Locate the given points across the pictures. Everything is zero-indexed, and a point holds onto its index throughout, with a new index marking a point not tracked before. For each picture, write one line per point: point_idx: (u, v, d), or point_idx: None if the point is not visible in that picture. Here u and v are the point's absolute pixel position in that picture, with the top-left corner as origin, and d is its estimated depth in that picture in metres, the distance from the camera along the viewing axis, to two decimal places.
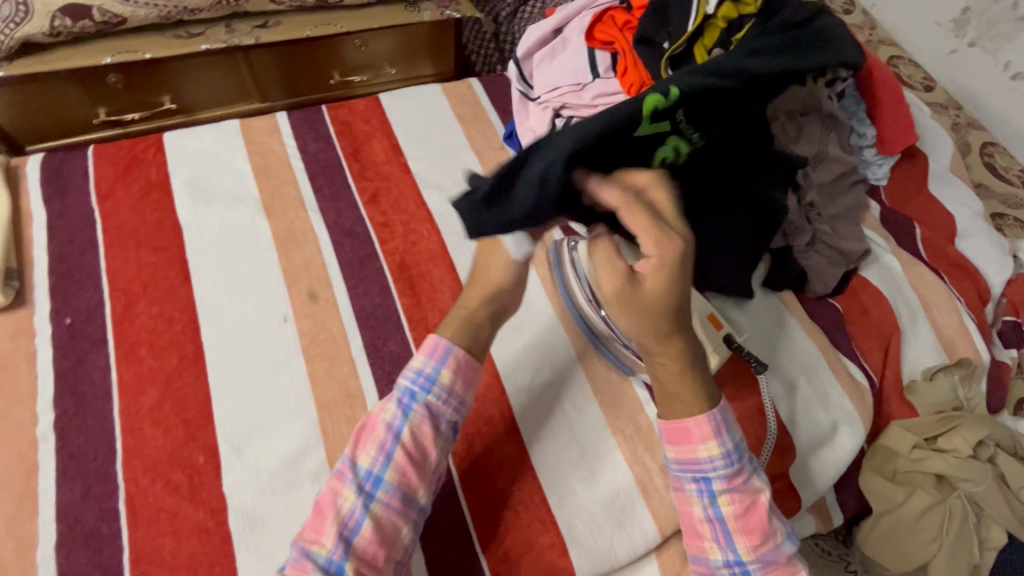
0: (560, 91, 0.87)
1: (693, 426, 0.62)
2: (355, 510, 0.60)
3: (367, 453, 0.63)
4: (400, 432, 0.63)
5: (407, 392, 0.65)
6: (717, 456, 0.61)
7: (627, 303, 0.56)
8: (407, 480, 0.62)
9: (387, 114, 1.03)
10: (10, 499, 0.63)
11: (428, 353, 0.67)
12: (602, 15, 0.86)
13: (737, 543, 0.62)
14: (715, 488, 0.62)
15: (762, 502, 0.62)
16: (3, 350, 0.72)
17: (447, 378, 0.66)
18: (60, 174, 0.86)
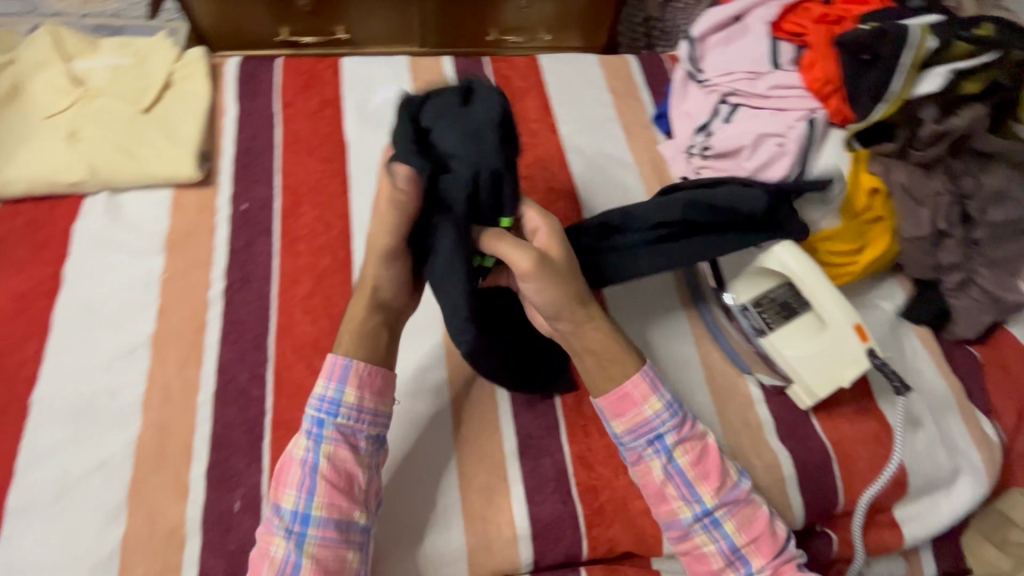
0: (733, 77, 0.86)
1: (631, 389, 0.67)
2: (288, 553, 0.58)
3: (287, 493, 0.60)
4: (315, 465, 0.61)
5: (313, 422, 0.63)
6: (661, 410, 0.67)
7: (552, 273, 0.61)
8: (338, 507, 0.61)
9: (544, 74, 1.03)
10: (184, 346, 0.72)
11: (326, 376, 0.65)
12: (795, 6, 0.85)
13: (701, 493, 0.65)
14: (669, 443, 0.66)
15: (712, 445, 0.67)
16: (190, 220, 0.81)
17: (352, 396, 0.64)
18: (253, 77, 0.95)
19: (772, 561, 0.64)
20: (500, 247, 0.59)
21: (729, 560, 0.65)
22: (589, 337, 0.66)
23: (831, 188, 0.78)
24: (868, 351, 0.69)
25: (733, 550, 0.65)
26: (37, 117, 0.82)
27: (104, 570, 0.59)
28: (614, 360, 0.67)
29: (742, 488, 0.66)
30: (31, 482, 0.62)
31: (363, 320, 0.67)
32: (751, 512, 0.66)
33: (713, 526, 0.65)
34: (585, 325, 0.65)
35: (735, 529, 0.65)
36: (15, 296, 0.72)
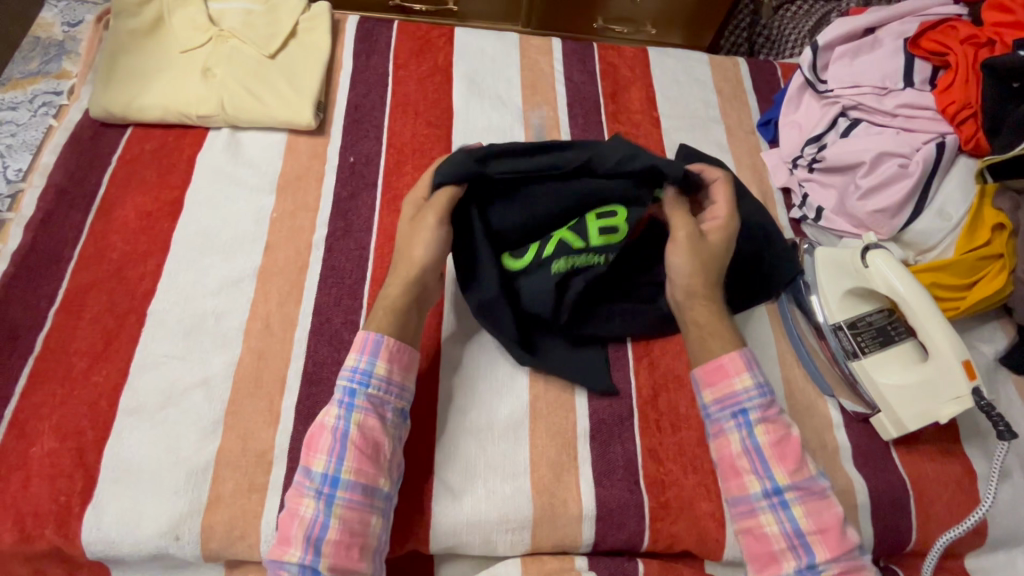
0: (860, 90, 0.84)
1: (727, 362, 0.68)
2: (318, 515, 0.58)
3: (318, 457, 0.61)
4: (346, 432, 0.61)
5: (346, 391, 0.63)
6: (751, 387, 0.67)
7: (701, 248, 0.72)
8: (365, 473, 0.60)
9: (652, 66, 1.02)
10: (286, 283, 0.75)
11: (360, 349, 0.65)
12: (938, 25, 0.82)
13: (775, 471, 0.64)
14: (752, 419, 0.66)
15: (794, 434, 0.66)
16: (302, 165, 0.84)
17: (382, 368, 0.65)
18: (370, 37, 0.97)
19: (836, 557, 0.61)
20: (671, 215, 0.73)
21: (792, 543, 0.62)
22: (696, 314, 0.72)
23: (952, 218, 0.76)
24: (974, 389, 0.66)
25: (797, 534, 0.62)
26: (175, 50, 0.87)
27: (198, 479, 0.62)
28: (721, 337, 0.70)
29: (819, 482, 0.65)
30: (142, 386, 0.66)
31: (397, 296, 0.69)
32: (821, 506, 0.63)
33: (780, 506, 0.63)
34: (699, 298, 0.72)
35: (803, 514, 0.63)
36: (141, 214, 0.77)
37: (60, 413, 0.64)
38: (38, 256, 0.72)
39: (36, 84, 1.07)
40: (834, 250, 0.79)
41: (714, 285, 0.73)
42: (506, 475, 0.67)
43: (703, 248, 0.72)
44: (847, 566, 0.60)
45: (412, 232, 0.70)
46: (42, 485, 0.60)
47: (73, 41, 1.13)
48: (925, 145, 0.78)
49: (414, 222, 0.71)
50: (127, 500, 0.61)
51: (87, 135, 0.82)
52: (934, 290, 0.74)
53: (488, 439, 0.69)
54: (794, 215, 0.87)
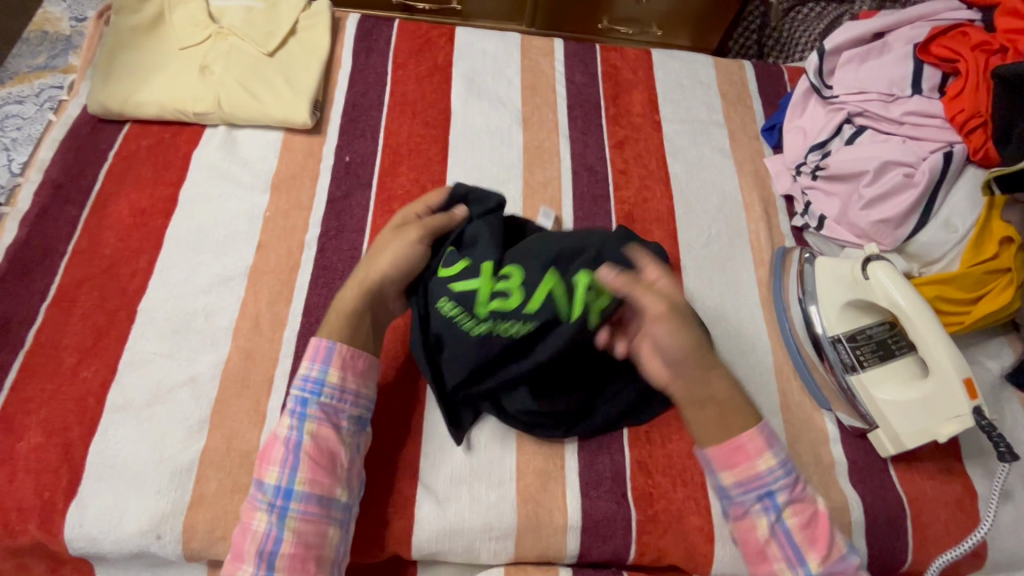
0: (866, 97, 0.82)
1: (746, 440, 0.63)
2: (270, 529, 0.58)
3: (271, 469, 0.60)
4: (298, 443, 0.61)
5: (298, 401, 0.63)
6: (776, 467, 0.62)
7: (681, 321, 0.62)
8: (318, 483, 0.60)
9: (655, 69, 1.00)
10: (277, 282, 0.74)
11: (312, 357, 0.65)
12: (949, 30, 0.80)
13: (807, 558, 0.60)
14: (780, 501, 0.61)
15: (823, 510, 0.62)
16: (296, 164, 0.83)
17: (336, 377, 0.64)
18: (370, 36, 0.97)
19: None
20: (634, 290, 0.61)
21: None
22: (717, 383, 0.64)
23: (958, 230, 0.74)
24: (974, 409, 0.64)
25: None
26: (175, 47, 0.87)
27: (181, 478, 0.62)
28: (734, 416, 0.64)
29: (852, 562, 0.60)
30: (130, 383, 0.66)
31: (351, 297, 0.67)
32: None
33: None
34: (707, 374, 0.63)
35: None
36: (135, 210, 0.77)
37: (48, 408, 0.64)
38: (32, 251, 0.73)
39: (42, 78, 1.09)
40: (837, 259, 0.77)
41: (711, 359, 0.64)
42: (491, 483, 0.66)
43: (683, 317, 0.62)
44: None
45: (391, 240, 0.70)
46: (28, 479, 0.61)
47: (79, 35, 1.15)
48: (932, 154, 0.75)
49: (396, 233, 0.71)
50: (111, 497, 0.61)
51: (85, 130, 0.82)
52: (937, 303, 0.72)
53: (475, 445, 0.69)
54: (796, 223, 0.85)
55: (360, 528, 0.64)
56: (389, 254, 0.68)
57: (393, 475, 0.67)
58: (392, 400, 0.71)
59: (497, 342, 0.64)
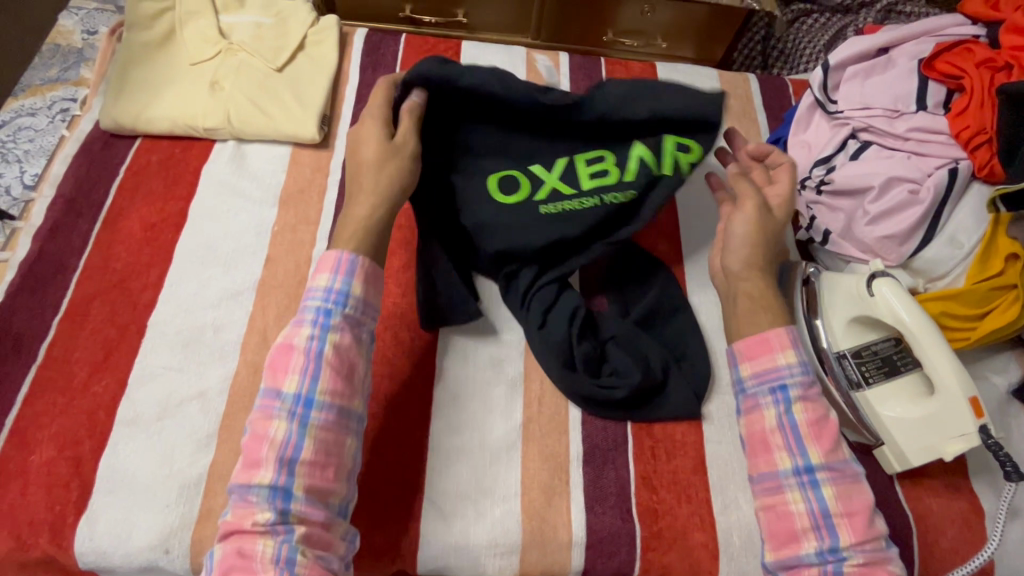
0: (871, 112, 0.82)
1: (772, 336, 0.64)
2: (291, 434, 0.56)
3: (291, 377, 0.58)
4: (320, 352, 0.59)
5: (319, 311, 0.61)
6: (794, 364, 0.63)
7: (766, 219, 0.71)
8: (339, 395, 0.59)
9: (660, 83, 1.01)
10: (286, 296, 0.75)
11: (332, 268, 0.63)
12: (954, 46, 0.80)
13: (809, 450, 0.60)
14: (791, 395, 0.62)
15: (832, 417, 0.63)
16: (305, 178, 0.85)
17: (360, 289, 0.63)
18: (378, 50, 0.98)
19: (862, 542, 0.57)
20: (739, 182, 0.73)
21: (816, 523, 0.58)
22: (744, 286, 0.69)
23: (963, 246, 0.74)
24: (980, 427, 0.64)
25: (823, 514, 0.58)
26: (185, 63, 0.89)
27: (189, 493, 0.63)
28: (767, 310, 0.67)
29: (853, 480, 0.60)
30: (140, 396, 0.67)
31: (366, 217, 0.67)
32: (852, 490, 0.59)
33: (809, 485, 0.59)
34: (750, 270, 0.69)
35: (832, 495, 0.58)
36: (146, 225, 0.78)
37: (60, 422, 0.65)
38: (44, 266, 0.74)
39: (54, 91, 1.11)
40: (841, 275, 0.76)
41: (768, 262, 0.70)
42: (497, 498, 0.67)
43: (766, 221, 0.71)
44: (872, 553, 0.57)
45: (382, 151, 0.69)
46: (39, 493, 0.61)
47: (91, 48, 1.17)
48: (937, 170, 0.76)
49: (388, 146, 0.69)
50: (121, 511, 0.61)
51: (97, 146, 0.84)
52: (943, 319, 0.72)
53: (481, 460, 0.69)
54: (800, 237, 0.84)
55: (368, 544, 0.65)
56: (390, 168, 0.68)
57: (398, 492, 0.67)
58: (396, 414, 0.71)
59: (598, 213, 0.74)
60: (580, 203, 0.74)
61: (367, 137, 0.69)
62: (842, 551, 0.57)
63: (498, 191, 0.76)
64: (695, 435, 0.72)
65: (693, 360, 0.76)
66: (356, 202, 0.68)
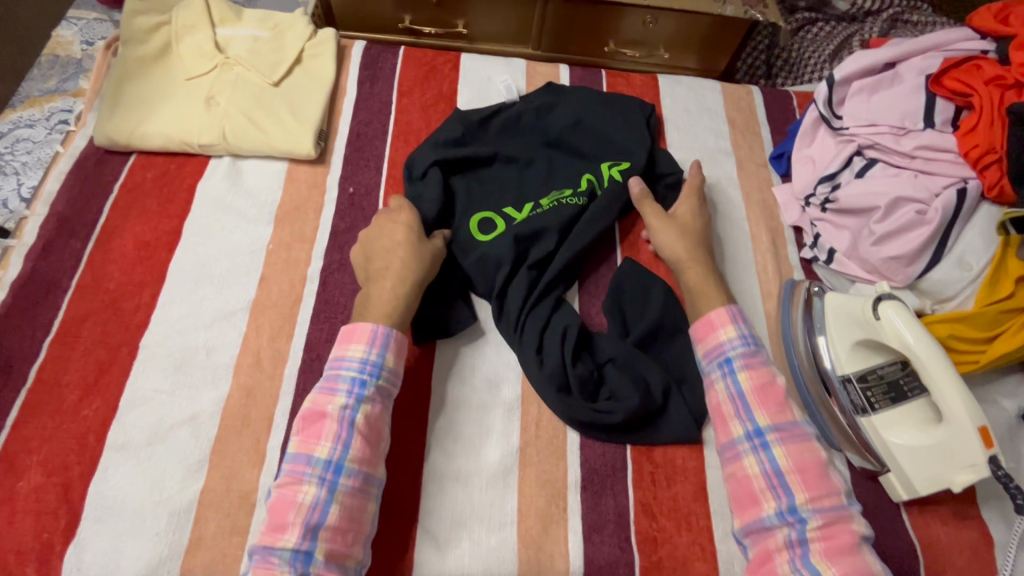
0: (876, 129, 0.80)
1: (712, 315, 0.71)
2: (318, 499, 0.58)
3: (322, 445, 0.60)
4: (353, 420, 0.61)
5: (354, 381, 0.63)
6: (736, 338, 0.69)
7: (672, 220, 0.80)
8: (367, 463, 0.61)
9: (661, 95, 0.99)
10: (279, 316, 0.74)
11: (367, 340, 0.66)
12: (962, 63, 0.78)
13: (756, 415, 0.65)
14: (736, 366, 0.68)
15: (779, 382, 0.67)
16: (301, 195, 0.83)
17: (391, 361, 0.66)
18: (375, 63, 0.97)
19: (817, 498, 0.60)
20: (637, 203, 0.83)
21: (771, 483, 0.62)
22: (686, 277, 0.76)
23: (972, 268, 0.72)
24: (990, 458, 0.61)
25: (776, 473, 0.62)
26: (181, 77, 0.88)
27: (179, 520, 0.62)
28: (706, 296, 0.74)
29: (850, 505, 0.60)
30: (130, 420, 0.66)
31: (389, 301, 0.69)
32: (802, 451, 0.63)
33: (760, 448, 0.64)
34: (684, 262, 0.77)
35: (783, 454, 0.63)
36: (140, 243, 0.77)
37: (49, 447, 0.64)
38: (36, 286, 0.73)
39: (52, 102, 1.10)
40: (846, 297, 0.74)
41: (698, 250, 0.78)
42: (493, 526, 0.65)
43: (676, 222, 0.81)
44: (829, 508, 0.60)
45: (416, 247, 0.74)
46: (27, 521, 0.60)
47: (90, 58, 1.16)
48: (945, 189, 0.74)
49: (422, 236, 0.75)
50: (109, 539, 0.60)
51: (92, 162, 0.83)
52: (951, 342, 0.70)
53: (476, 487, 0.67)
54: (805, 255, 0.84)
55: None
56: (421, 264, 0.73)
57: (392, 520, 0.65)
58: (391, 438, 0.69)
59: (562, 213, 0.81)
60: (544, 210, 0.81)
61: (403, 224, 0.75)
62: (801, 510, 0.60)
63: (476, 229, 0.81)
64: (695, 460, 0.71)
65: (693, 382, 0.74)
66: (384, 279, 0.71)
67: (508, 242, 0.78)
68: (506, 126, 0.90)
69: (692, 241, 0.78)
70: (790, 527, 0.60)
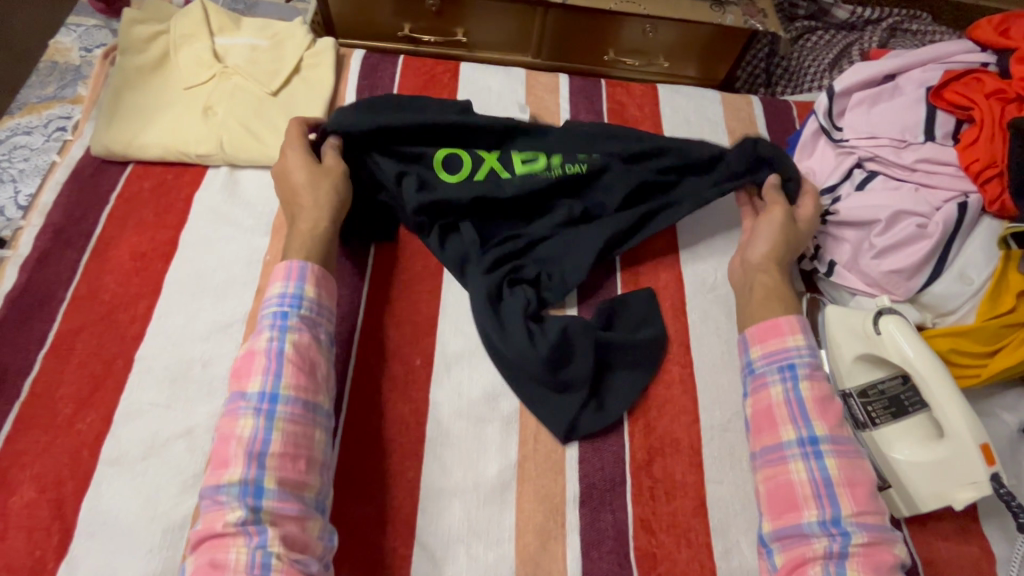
0: (877, 142, 0.79)
1: (783, 321, 0.70)
2: (258, 432, 0.57)
3: (254, 378, 0.60)
4: (280, 351, 0.62)
5: (276, 316, 0.64)
6: (803, 347, 0.68)
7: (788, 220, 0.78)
8: (303, 389, 0.61)
9: (661, 105, 0.99)
10: None
11: (285, 276, 0.66)
12: (963, 76, 0.78)
13: (813, 423, 0.63)
14: (799, 373, 0.66)
15: (836, 399, 0.66)
16: None
17: (312, 292, 0.66)
18: (375, 73, 0.96)
19: (863, 513, 0.59)
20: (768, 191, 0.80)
21: (818, 492, 0.60)
22: (761, 280, 0.75)
23: (973, 282, 0.72)
24: (991, 475, 0.61)
25: (825, 483, 0.60)
26: (179, 87, 0.87)
27: (173, 536, 0.61)
28: (779, 300, 0.72)
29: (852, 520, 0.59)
30: (125, 434, 0.66)
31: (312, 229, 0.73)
32: (855, 466, 0.61)
33: (812, 456, 0.62)
34: (768, 265, 0.76)
35: (835, 466, 0.61)
36: (136, 254, 0.76)
37: (42, 461, 0.63)
38: (31, 297, 0.73)
39: (51, 109, 1.10)
40: (847, 309, 0.74)
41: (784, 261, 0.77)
42: (490, 542, 0.65)
43: (793, 223, 0.78)
44: (872, 523, 0.58)
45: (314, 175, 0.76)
46: (19, 537, 0.60)
47: (88, 65, 1.16)
48: (946, 204, 0.74)
49: (317, 166, 0.76)
50: (102, 556, 0.59)
51: (88, 172, 0.82)
52: (952, 356, 0.70)
53: (474, 503, 0.67)
54: (805, 266, 0.82)
55: None
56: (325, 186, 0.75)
57: (388, 536, 0.64)
58: (385, 452, 0.69)
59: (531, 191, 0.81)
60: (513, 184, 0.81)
61: (295, 166, 0.76)
62: (844, 521, 0.58)
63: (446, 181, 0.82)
64: (695, 475, 0.70)
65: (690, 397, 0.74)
66: (302, 218, 0.73)
67: (464, 191, 0.79)
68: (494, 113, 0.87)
69: (788, 248, 0.77)
70: (830, 538, 0.58)
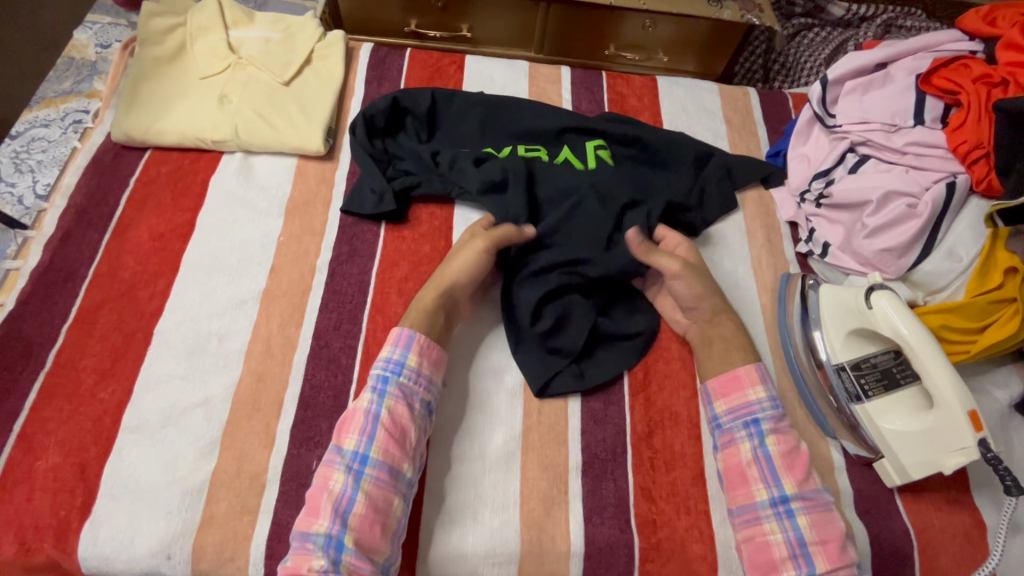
0: (869, 127, 0.83)
1: (741, 372, 0.72)
2: (346, 489, 0.62)
3: (350, 436, 0.65)
4: (377, 415, 0.65)
5: (379, 378, 0.68)
6: (765, 399, 0.70)
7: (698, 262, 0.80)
8: (392, 454, 0.64)
9: (659, 96, 1.02)
10: (288, 305, 0.76)
11: (394, 342, 0.71)
12: (951, 62, 0.81)
13: (783, 480, 0.66)
14: (764, 428, 0.69)
15: (802, 448, 0.69)
16: (310, 190, 0.86)
17: (415, 360, 0.69)
18: (383, 64, 1.00)
19: (836, 569, 0.62)
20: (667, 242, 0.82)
21: (794, 552, 0.63)
22: (723, 326, 0.76)
23: (962, 260, 0.74)
24: (979, 441, 0.63)
25: (799, 543, 0.63)
26: (194, 77, 0.91)
27: (192, 499, 0.64)
28: (739, 349, 0.74)
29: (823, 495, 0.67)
30: (145, 404, 0.68)
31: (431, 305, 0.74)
32: (823, 519, 0.65)
33: (785, 515, 0.65)
34: (719, 314, 0.76)
35: (806, 524, 0.64)
36: (155, 234, 0.80)
37: (65, 428, 0.66)
38: (55, 275, 0.75)
39: (67, 103, 1.14)
40: (840, 289, 0.77)
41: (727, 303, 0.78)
42: (495, 508, 0.67)
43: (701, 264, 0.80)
44: None
45: (460, 250, 0.77)
46: (44, 498, 0.62)
47: (104, 61, 1.19)
48: (935, 184, 0.77)
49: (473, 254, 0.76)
50: (123, 517, 0.62)
51: (108, 157, 0.86)
52: (942, 332, 0.72)
53: (479, 471, 0.69)
54: (800, 249, 0.86)
55: None
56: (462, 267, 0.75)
57: None
58: None
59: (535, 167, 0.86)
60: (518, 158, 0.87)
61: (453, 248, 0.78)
62: None
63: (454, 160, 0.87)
64: (694, 446, 0.72)
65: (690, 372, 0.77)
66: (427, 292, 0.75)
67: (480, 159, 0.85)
68: (513, 101, 0.94)
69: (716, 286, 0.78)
70: None
